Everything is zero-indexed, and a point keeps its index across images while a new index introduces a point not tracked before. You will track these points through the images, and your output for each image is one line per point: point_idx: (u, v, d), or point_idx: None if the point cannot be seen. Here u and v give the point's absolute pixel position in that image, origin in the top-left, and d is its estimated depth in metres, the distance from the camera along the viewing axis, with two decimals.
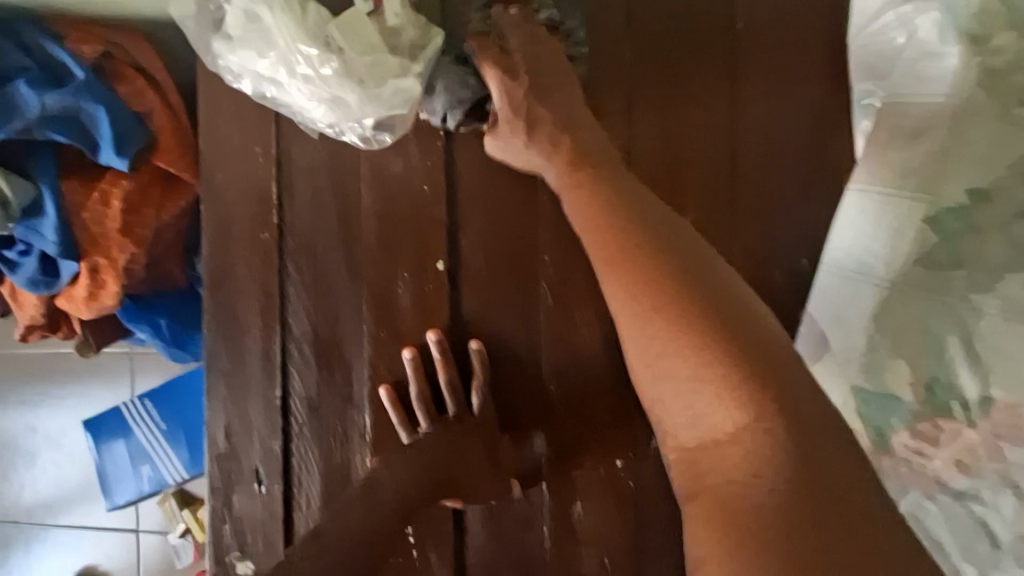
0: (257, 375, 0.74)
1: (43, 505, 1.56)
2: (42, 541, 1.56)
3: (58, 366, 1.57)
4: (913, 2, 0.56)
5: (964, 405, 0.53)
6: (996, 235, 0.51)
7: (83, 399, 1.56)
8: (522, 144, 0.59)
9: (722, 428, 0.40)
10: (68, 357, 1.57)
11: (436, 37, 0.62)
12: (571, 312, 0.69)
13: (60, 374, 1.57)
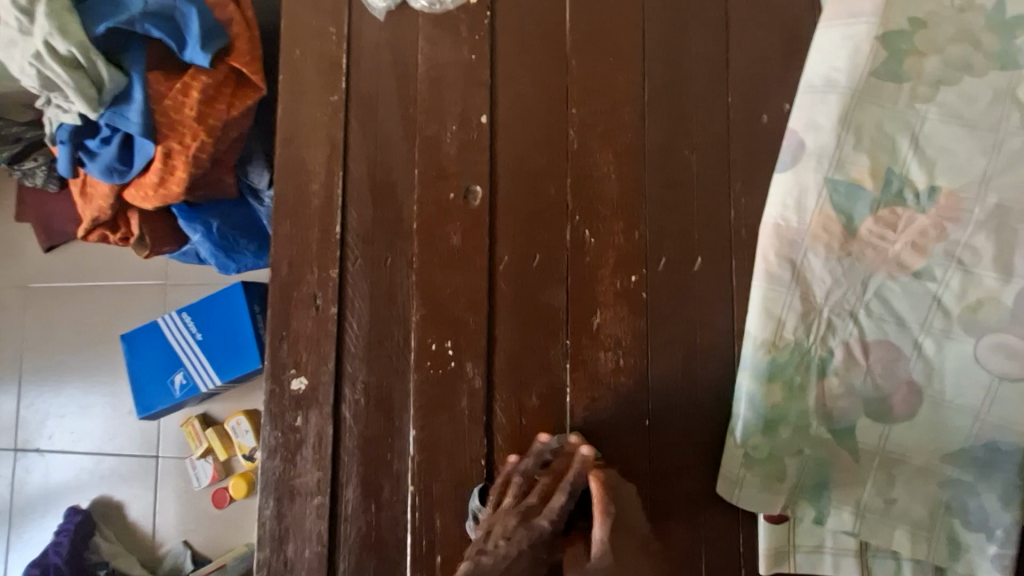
0: (318, 214, 0.85)
1: (59, 433, 1.56)
2: (55, 471, 1.55)
3: (62, 302, 1.57)
4: None
5: (915, 195, 0.66)
6: (932, 56, 0.65)
7: (88, 334, 1.56)
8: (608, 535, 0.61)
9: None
10: (71, 293, 1.57)
11: None
12: (592, 154, 0.80)
13: (63, 310, 1.57)
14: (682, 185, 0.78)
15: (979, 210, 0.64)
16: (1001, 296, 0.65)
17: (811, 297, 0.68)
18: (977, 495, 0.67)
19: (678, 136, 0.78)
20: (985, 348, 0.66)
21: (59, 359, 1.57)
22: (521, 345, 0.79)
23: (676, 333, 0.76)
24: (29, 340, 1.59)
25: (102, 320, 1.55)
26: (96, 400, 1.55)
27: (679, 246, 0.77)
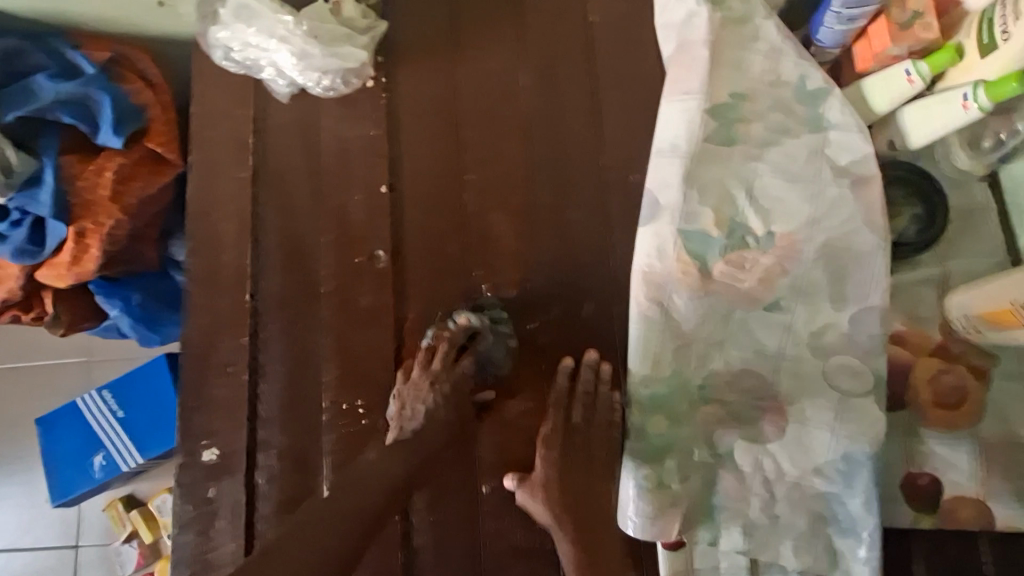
0: (231, 284, 0.89)
1: None
2: None
3: None
4: None
5: (756, 239, 0.75)
6: (756, 123, 0.76)
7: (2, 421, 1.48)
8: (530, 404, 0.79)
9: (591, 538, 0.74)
10: None
11: (381, 25, 0.91)
12: (487, 215, 0.88)
13: None
14: (569, 239, 0.86)
15: (810, 248, 0.75)
16: (838, 321, 0.74)
17: (680, 334, 0.76)
18: (844, 504, 0.74)
19: (562, 196, 0.87)
20: (831, 368, 0.74)
21: None
22: None
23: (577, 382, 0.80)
24: None
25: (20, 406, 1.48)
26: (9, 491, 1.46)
27: (569, 293, 0.85)
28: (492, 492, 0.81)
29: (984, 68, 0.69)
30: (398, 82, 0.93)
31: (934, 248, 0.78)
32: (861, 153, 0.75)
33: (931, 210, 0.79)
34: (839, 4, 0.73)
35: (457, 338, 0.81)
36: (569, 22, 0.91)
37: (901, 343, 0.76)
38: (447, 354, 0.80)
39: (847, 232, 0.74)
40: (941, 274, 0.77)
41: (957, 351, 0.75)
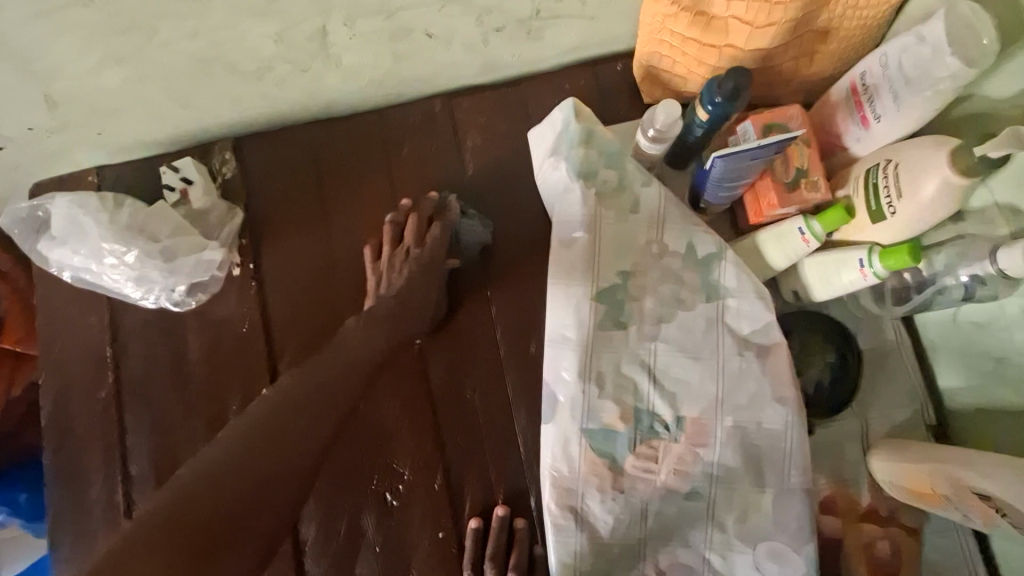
0: (101, 527, 0.79)
1: None
2: None
3: None
4: (553, 140, 0.74)
5: (666, 426, 0.70)
6: (648, 298, 0.71)
7: None
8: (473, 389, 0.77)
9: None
10: None
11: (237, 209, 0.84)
12: (382, 407, 0.80)
13: None
14: (472, 425, 0.79)
15: (721, 430, 0.69)
16: (760, 504, 0.69)
17: (601, 538, 0.70)
18: None
19: (461, 375, 0.81)
20: (761, 556, 0.69)
21: None
22: None
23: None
24: None
25: None
26: None
27: (478, 487, 0.77)
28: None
29: (875, 232, 0.65)
30: (268, 264, 0.84)
31: (851, 404, 0.74)
32: (760, 321, 0.70)
33: (845, 357, 0.74)
34: (717, 175, 0.67)
35: (426, 211, 0.82)
36: (449, 183, 0.86)
37: (831, 510, 0.72)
38: (419, 225, 0.81)
39: (756, 408, 0.69)
40: (861, 429, 0.74)
41: (887, 512, 0.71)
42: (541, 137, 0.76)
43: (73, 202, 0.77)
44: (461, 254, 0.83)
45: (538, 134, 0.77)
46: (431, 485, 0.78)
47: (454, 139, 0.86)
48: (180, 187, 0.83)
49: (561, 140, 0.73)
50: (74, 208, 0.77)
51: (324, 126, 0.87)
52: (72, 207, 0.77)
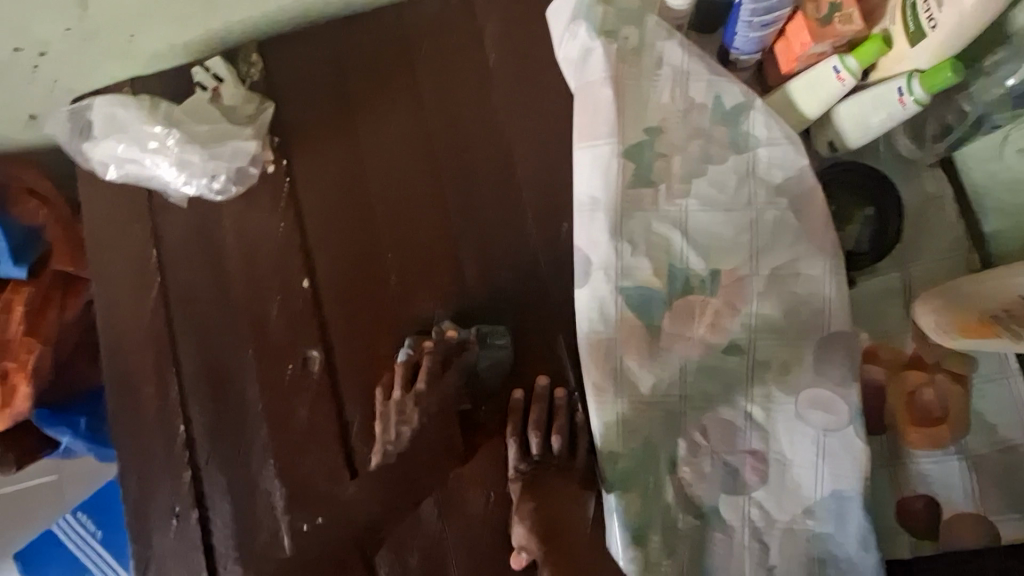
0: (158, 419, 0.82)
1: None
2: None
3: None
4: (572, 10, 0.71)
5: (701, 280, 0.70)
6: (676, 157, 0.70)
7: None
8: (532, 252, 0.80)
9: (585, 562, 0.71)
10: None
11: (268, 105, 0.85)
12: (417, 297, 0.81)
13: None
14: (506, 308, 0.79)
15: (758, 283, 0.69)
16: (801, 355, 0.69)
17: (640, 399, 0.71)
18: (840, 545, 0.69)
19: (493, 260, 0.80)
20: (803, 405, 0.69)
21: None
22: (390, 506, 0.76)
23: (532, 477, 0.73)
24: None
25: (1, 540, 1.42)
26: None
27: (518, 364, 0.78)
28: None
29: (915, 57, 0.63)
30: (299, 165, 0.84)
31: (892, 253, 0.73)
32: (794, 167, 0.69)
33: (885, 211, 0.73)
34: (749, 12, 0.66)
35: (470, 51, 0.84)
36: (471, 71, 0.84)
37: (873, 361, 0.72)
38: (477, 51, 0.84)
39: (794, 259, 0.69)
40: (903, 281, 0.72)
41: (933, 360, 0.70)
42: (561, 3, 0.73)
43: (113, 99, 0.80)
44: (504, 66, 0.84)
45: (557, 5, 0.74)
46: (457, 387, 0.75)
47: (475, 26, 0.84)
48: (212, 85, 0.84)
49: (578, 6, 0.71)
50: (114, 104, 0.80)
51: (343, 26, 0.86)
52: (112, 103, 0.80)
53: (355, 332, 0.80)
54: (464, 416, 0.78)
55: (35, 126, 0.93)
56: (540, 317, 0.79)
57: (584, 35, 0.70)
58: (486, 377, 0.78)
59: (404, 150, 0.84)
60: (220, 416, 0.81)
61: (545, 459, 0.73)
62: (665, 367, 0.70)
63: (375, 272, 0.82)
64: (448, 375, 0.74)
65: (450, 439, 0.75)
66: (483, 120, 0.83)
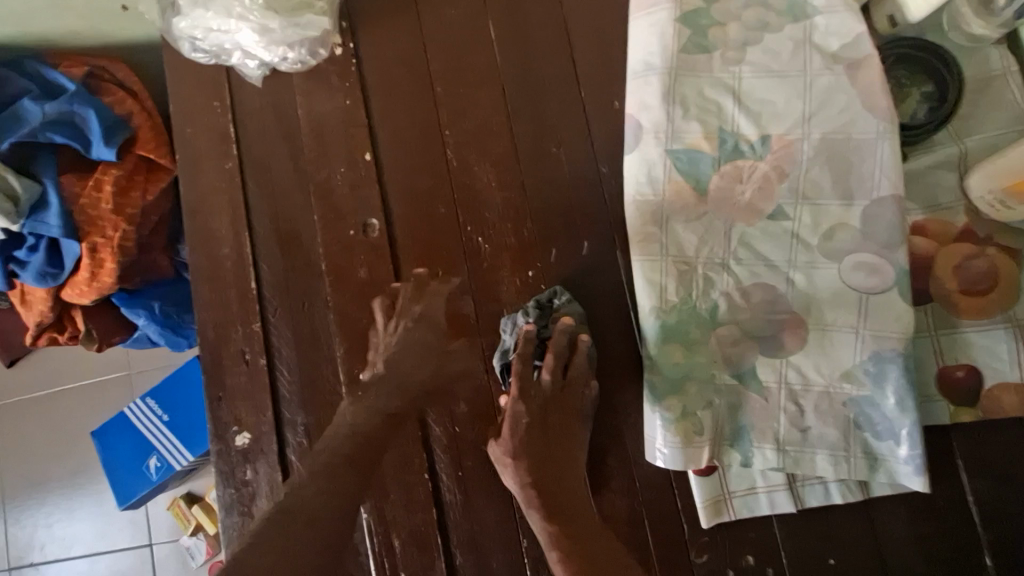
0: (235, 274, 0.90)
1: (47, 527, 1.61)
2: (54, 564, 1.59)
3: (39, 411, 1.62)
4: None
5: (750, 145, 0.71)
6: (733, 23, 0.72)
7: (74, 436, 1.61)
8: (583, 130, 0.84)
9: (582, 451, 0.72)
10: (46, 401, 1.62)
11: None
12: (472, 168, 0.86)
13: (41, 420, 1.61)
14: (555, 180, 0.84)
15: (807, 146, 0.70)
16: (847, 219, 0.70)
17: (684, 259, 0.73)
18: (878, 406, 0.71)
19: (544, 140, 0.85)
20: (845, 269, 0.71)
21: (51, 468, 1.61)
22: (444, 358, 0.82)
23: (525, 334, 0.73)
24: (14, 456, 1.62)
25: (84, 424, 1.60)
26: (91, 489, 1.59)
27: (566, 232, 0.82)
28: (474, 428, 0.81)
29: None
30: (365, 47, 0.90)
31: (948, 126, 0.73)
32: (852, 34, 0.70)
33: (942, 85, 0.73)
34: None
35: None
36: None
37: (921, 234, 0.72)
38: None
39: (846, 123, 0.70)
40: (961, 153, 0.72)
41: (984, 233, 0.70)
42: None
43: None
44: None
45: None
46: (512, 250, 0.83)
47: None
48: None
49: None
50: None
51: None
52: None
53: (416, 200, 0.86)
54: (511, 279, 0.82)
55: (127, 16, 1.01)
56: (588, 189, 0.83)
57: None
58: (533, 243, 0.83)
59: (466, 31, 0.88)
60: (291, 275, 0.88)
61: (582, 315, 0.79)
62: (709, 228, 0.73)
63: (434, 145, 0.87)
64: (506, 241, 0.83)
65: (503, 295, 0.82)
66: (540, 6, 0.87)
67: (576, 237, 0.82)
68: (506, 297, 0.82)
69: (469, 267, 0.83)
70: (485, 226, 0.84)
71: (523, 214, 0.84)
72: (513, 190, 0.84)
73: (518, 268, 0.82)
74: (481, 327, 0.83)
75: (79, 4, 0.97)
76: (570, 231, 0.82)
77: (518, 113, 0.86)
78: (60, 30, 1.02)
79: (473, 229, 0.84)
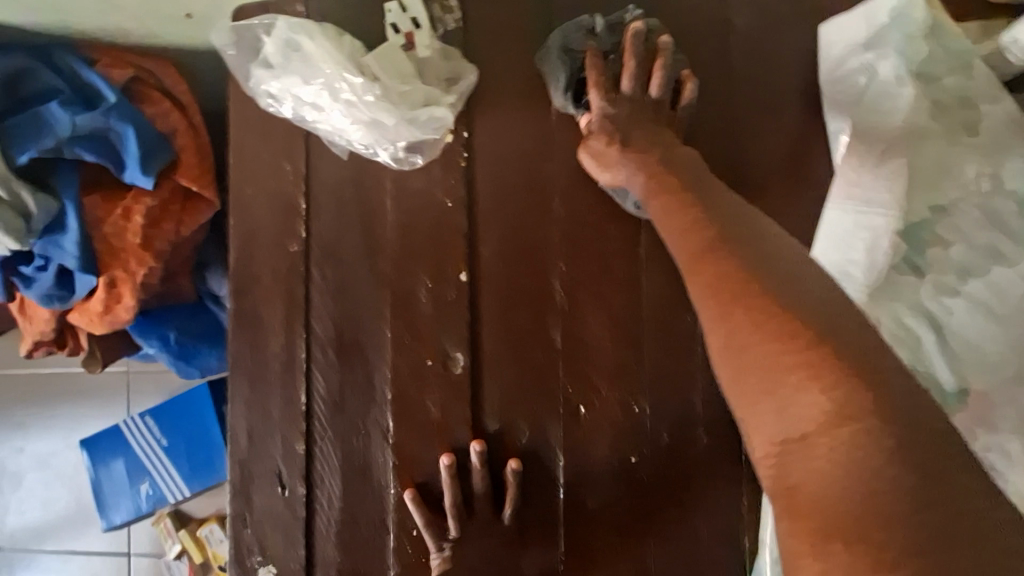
0: (280, 379, 0.77)
1: (18, 514, 1.51)
2: (23, 552, 1.51)
3: (27, 389, 1.49)
4: (874, 49, 0.60)
5: (943, 394, 0.58)
6: (958, 244, 0.58)
7: (59, 423, 1.49)
8: None
9: (805, 400, 0.39)
10: (35, 380, 1.49)
11: (469, 74, 0.72)
12: (583, 314, 0.72)
13: (28, 398, 1.49)
14: (680, 351, 0.71)
15: (1011, 413, 0.58)
16: None
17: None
18: None
19: (676, 300, 0.72)
20: None
21: (32, 451, 1.50)
22: (516, 535, 0.72)
23: (609, 124, 0.65)
24: None
25: (73, 413, 1.48)
26: (70, 485, 1.49)
27: (675, 413, 0.71)
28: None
29: None
30: (480, 139, 0.74)
31: None
32: None
33: None
34: None
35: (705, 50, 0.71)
36: (702, 74, 0.72)
37: None
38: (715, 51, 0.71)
39: None
40: None
41: None
42: (838, 34, 0.63)
43: (296, 25, 0.69)
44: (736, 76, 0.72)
45: (836, 28, 0.63)
46: (616, 425, 0.71)
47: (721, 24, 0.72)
48: (406, 29, 0.72)
49: (888, 31, 0.60)
50: (296, 32, 0.69)
51: None
52: (295, 31, 0.69)
53: (513, 343, 0.73)
54: (607, 458, 0.71)
55: (187, 24, 0.83)
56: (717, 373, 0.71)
57: (885, 61, 0.60)
58: (642, 423, 0.71)
59: None
60: (350, 395, 0.76)
61: (678, 511, 0.71)
62: None
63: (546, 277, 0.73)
64: (613, 413, 0.71)
65: (596, 474, 0.72)
66: (703, 135, 0.72)
67: (693, 427, 0.71)
68: (601, 477, 0.72)
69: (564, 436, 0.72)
70: (587, 390, 0.72)
71: (635, 387, 0.71)
72: (629, 355, 0.72)
73: (619, 447, 0.71)
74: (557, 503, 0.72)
75: (132, 5, 0.78)
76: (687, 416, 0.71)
77: (654, 261, 0.72)
78: (102, 23, 0.83)
79: (575, 388, 0.72)
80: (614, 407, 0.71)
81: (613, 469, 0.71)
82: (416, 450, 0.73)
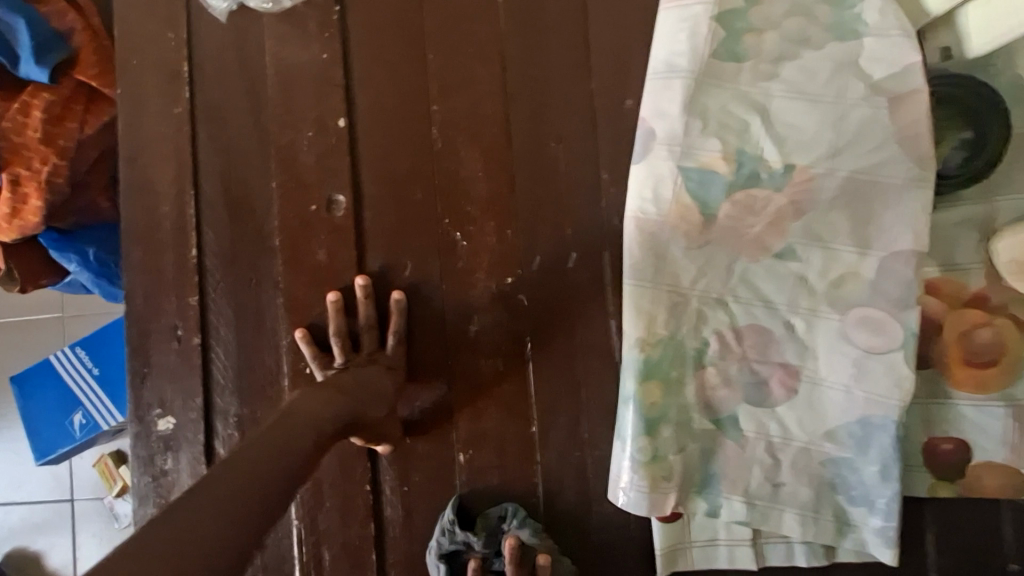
0: (172, 238, 0.78)
1: None
2: None
3: None
4: None
5: (769, 173, 0.64)
6: (771, 32, 0.64)
7: None
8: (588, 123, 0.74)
9: None
10: None
11: None
12: (456, 150, 0.76)
13: None
14: (550, 179, 0.74)
15: (832, 184, 0.63)
16: (860, 269, 0.64)
17: (666, 297, 0.65)
18: (855, 470, 0.66)
19: (543, 134, 0.75)
20: (850, 324, 0.64)
21: None
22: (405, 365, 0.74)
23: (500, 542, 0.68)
24: None
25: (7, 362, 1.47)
26: (9, 435, 1.47)
27: (547, 238, 0.74)
28: (425, 444, 0.75)
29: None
30: None
31: (982, 181, 0.66)
32: (901, 64, 0.62)
33: (983, 134, 0.66)
34: None
35: None
36: None
37: (933, 293, 0.66)
38: None
39: (877, 166, 0.62)
40: (988, 213, 0.66)
41: (997, 302, 0.65)
42: None
43: None
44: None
45: None
46: (495, 252, 0.75)
47: None
48: None
49: None
50: None
51: None
52: None
53: (395, 183, 0.76)
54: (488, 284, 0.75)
55: None
56: (587, 194, 0.74)
57: None
58: (520, 248, 0.74)
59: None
60: (240, 247, 0.77)
61: (556, 332, 0.74)
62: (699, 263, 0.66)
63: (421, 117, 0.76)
64: (492, 241, 0.75)
65: (477, 302, 0.75)
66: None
67: (567, 248, 0.74)
68: (483, 301, 0.75)
69: (446, 267, 0.75)
70: (466, 222, 0.75)
71: (511, 214, 0.75)
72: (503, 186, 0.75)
73: (497, 273, 0.75)
74: (445, 339, 0.75)
75: None
76: (560, 239, 0.74)
77: (518, 97, 0.75)
78: None
79: (452, 218, 0.75)
80: (491, 233, 0.75)
81: (495, 295, 0.75)
82: (306, 292, 0.76)
